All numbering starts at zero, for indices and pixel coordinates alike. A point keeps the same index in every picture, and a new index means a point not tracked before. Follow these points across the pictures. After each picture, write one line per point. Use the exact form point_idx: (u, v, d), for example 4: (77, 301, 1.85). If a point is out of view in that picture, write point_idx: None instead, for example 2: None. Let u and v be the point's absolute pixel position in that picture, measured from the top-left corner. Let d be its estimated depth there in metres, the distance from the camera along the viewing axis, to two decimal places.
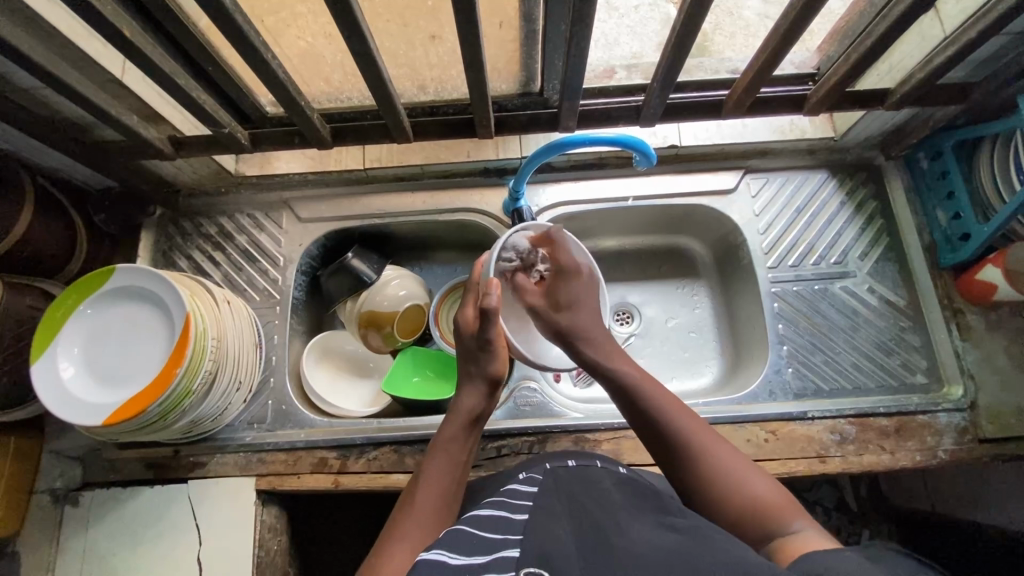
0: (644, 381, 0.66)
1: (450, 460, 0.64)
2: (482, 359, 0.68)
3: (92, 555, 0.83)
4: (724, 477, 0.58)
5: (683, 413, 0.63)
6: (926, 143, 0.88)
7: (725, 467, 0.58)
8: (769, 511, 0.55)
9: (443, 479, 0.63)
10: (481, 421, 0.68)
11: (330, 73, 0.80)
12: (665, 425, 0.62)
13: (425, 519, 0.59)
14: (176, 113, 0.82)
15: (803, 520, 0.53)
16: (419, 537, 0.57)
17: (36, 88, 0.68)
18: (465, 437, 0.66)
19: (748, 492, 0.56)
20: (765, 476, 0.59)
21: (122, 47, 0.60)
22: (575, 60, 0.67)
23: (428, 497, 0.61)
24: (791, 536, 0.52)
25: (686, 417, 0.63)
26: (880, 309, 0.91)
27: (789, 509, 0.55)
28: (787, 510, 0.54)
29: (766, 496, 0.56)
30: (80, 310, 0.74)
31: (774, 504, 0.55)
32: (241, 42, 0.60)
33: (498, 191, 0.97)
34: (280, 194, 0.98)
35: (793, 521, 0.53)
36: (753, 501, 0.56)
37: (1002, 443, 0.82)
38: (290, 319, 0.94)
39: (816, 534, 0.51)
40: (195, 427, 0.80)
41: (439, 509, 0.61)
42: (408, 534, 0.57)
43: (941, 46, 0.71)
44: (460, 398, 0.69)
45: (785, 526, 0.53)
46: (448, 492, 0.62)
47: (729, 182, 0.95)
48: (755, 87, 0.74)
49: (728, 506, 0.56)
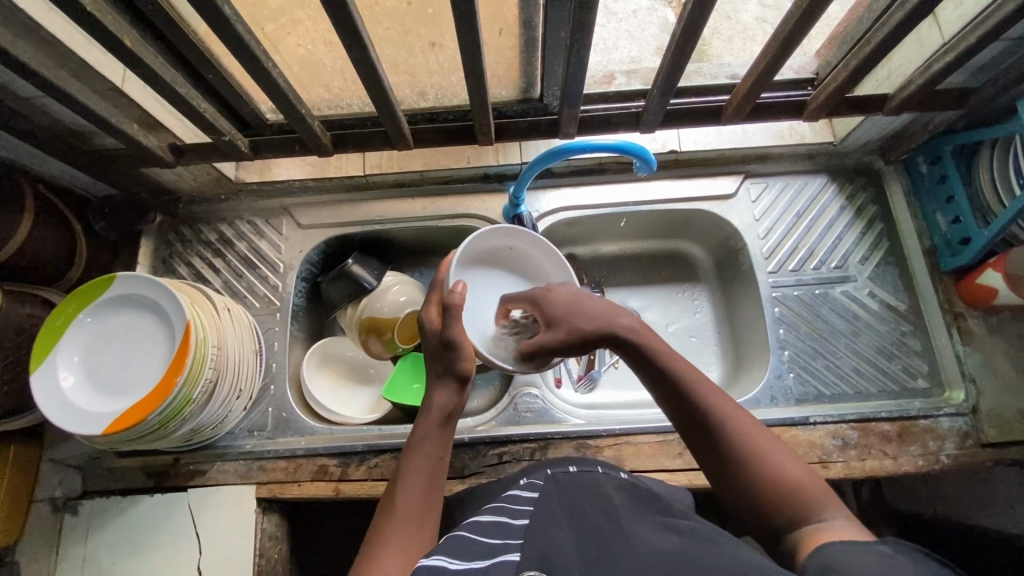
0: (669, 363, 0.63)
1: (425, 461, 0.62)
2: (448, 359, 0.66)
3: (90, 564, 0.83)
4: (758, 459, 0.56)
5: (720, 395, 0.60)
6: (926, 147, 0.88)
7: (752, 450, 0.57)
8: (801, 500, 0.53)
9: (419, 480, 0.61)
10: (455, 417, 0.66)
11: (330, 80, 0.80)
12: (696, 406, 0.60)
13: (407, 525, 0.58)
14: (177, 121, 0.82)
15: (833, 504, 0.53)
16: (404, 547, 0.56)
17: (36, 97, 0.68)
18: (440, 437, 0.64)
19: (781, 479, 0.55)
20: (801, 463, 0.57)
21: (122, 56, 0.60)
22: (575, 67, 0.67)
23: (409, 503, 0.59)
24: (826, 528, 0.51)
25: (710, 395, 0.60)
26: (881, 314, 0.91)
27: (826, 499, 0.53)
28: (820, 499, 0.53)
29: (802, 484, 0.54)
30: (80, 318, 0.74)
31: (807, 492, 0.54)
32: (242, 51, 0.60)
33: (497, 196, 0.97)
34: (280, 201, 0.98)
35: (826, 512, 0.52)
36: (787, 490, 0.54)
37: (1004, 448, 0.82)
38: (290, 325, 0.94)
39: (849, 528, 0.50)
40: (196, 435, 0.80)
41: (421, 511, 0.60)
42: (393, 544, 0.56)
43: (940, 52, 0.71)
44: (431, 396, 0.66)
45: (822, 515, 0.52)
46: (429, 493, 0.61)
47: (729, 187, 0.95)
48: (756, 92, 0.74)
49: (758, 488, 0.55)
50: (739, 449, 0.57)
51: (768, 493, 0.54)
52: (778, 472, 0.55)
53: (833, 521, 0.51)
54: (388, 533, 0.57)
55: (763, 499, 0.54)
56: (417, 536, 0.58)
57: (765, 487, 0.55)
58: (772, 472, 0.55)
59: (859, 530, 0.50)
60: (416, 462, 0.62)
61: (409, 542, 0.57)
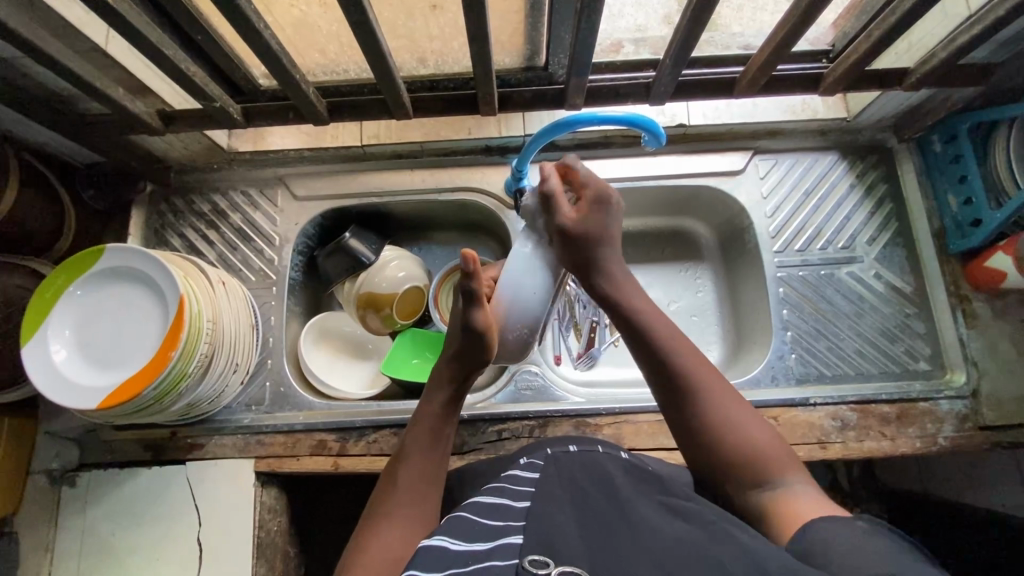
0: (679, 344, 0.63)
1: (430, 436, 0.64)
2: (478, 348, 0.64)
3: (89, 535, 0.83)
4: (735, 429, 0.58)
5: (693, 351, 0.63)
6: (941, 124, 0.85)
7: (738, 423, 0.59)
8: (768, 467, 0.56)
9: (427, 452, 0.63)
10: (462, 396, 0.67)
11: (325, 44, 0.76)
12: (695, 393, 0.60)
13: (411, 499, 0.59)
14: (165, 84, 0.78)
15: (797, 474, 0.56)
16: (412, 509, 0.58)
17: (15, 57, 0.64)
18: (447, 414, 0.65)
19: (748, 445, 0.58)
20: (768, 429, 0.60)
21: (105, 14, 0.56)
22: (585, 32, 0.64)
23: (411, 474, 0.61)
24: (789, 497, 0.54)
25: (711, 381, 0.61)
26: (886, 296, 0.90)
27: (789, 468, 0.56)
28: (785, 464, 0.56)
29: (765, 456, 0.57)
30: (70, 290, 0.72)
31: (772, 458, 0.57)
32: (233, 12, 0.57)
33: (500, 170, 0.94)
34: (275, 171, 0.95)
35: (788, 479, 0.56)
36: (754, 454, 0.57)
37: (1001, 431, 0.82)
38: (287, 300, 0.92)
39: (810, 496, 0.54)
40: (192, 409, 0.79)
41: (420, 482, 0.61)
42: (396, 511, 0.58)
43: (965, 25, 0.68)
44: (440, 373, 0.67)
45: (782, 481, 0.55)
46: (440, 468, 0.63)
47: (737, 163, 0.93)
48: (772, 64, 0.71)
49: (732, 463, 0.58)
50: (720, 419, 0.59)
51: (737, 458, 0.57)
52: (742, 433, 0.58)
53: (797, 488, 0.55)
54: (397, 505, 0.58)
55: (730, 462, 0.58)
56: (424, 515, 0.58)
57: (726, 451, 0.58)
58: (746, 442, 0.58)
59: (821, 498, 0.54)
60: (415, 440, 0.63)
61: (411, 509, 0.58)
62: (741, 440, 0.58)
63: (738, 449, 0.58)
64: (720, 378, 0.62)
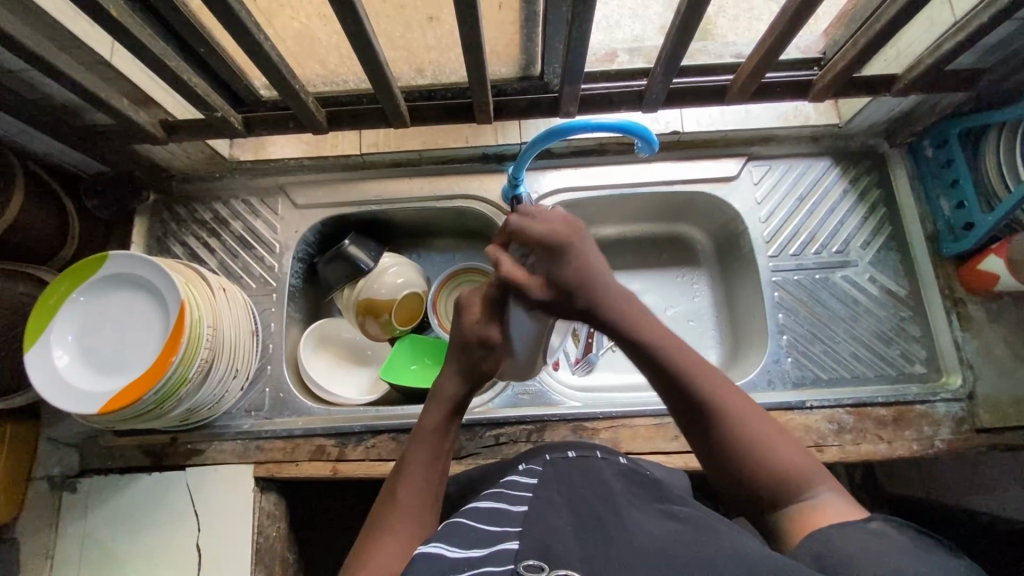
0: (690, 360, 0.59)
1: (431, 451, 0.62)
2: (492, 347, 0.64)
3: (89, 542, 0.83)
4: (764, 448, 0.55)
5: (710, 367, 0.59)
6: (933, 129, 0.87)
7: (762, 438, 0.56)
8: (797, 479, 0.54)
9: (429, 468, 0.61)
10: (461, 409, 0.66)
11: (325, 55, 0.78)
12: (715, 411, 0.57)
13: (409, 517, 0.58)
14: (168, 96, 0.79)
15: (821, 483, 0.54)
16: (412, 527, 0.57)
17: (22, 69, 0.66)
18: (447, 428, 0.64)
19: (775, 460, 0.55)
20: (791, 439, 0.57)
21: (110, 26, 0.58)
22: (577, 42, 0.65)
23: (412, 491, 0.59)
24: (823, 508, 0.52)
25: (730, 396, 0.58)
26: (881, 299, 0.90)
27: (813, 478, 0.54)
28: (813, 476, 0.54)
29: (794, 468, 0.55)
30: (74, 297, 0.73)
31: (798, 471, 0.55)
32: (233, 24, 0.59)
33: (497, 177, 0.95)
34: (276, 179, 0.96)
35: (816, 490, 0.53)
36: (782, 468, 0.54)
37: (998, 433, 0.82)
38: (287, 306, 0.93)
39: (840, 504, 0.52)
40: (193, 415, 0.80)
41: (421, 501, 0.59)
42: (394, 530, 0.56)
43: (950, 32, 0.69)
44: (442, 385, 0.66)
45: (809, 493, 0.53)
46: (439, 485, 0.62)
47: (731, 169, 0.94)
48: (761, 72, 0.72)
49: (764, 477, 0.55)
50: (746, 439, 0.56)
51: (773, 474, 0.54)
52: (776, 456, 0.55)
53: (823, 498, 0.53)
54: (395, 517, 0.58)
55: (759, 489, 0.55)
56: (421, 527, 0.58)
57: (761, 476, 0.55)
58: (773, 458, 0.55)
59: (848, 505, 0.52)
60: (418, 455, 0.62)
61: (409, 527, 0.57)
62: (766, 454, 0.55)
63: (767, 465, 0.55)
64: (728, 385, 0.59)
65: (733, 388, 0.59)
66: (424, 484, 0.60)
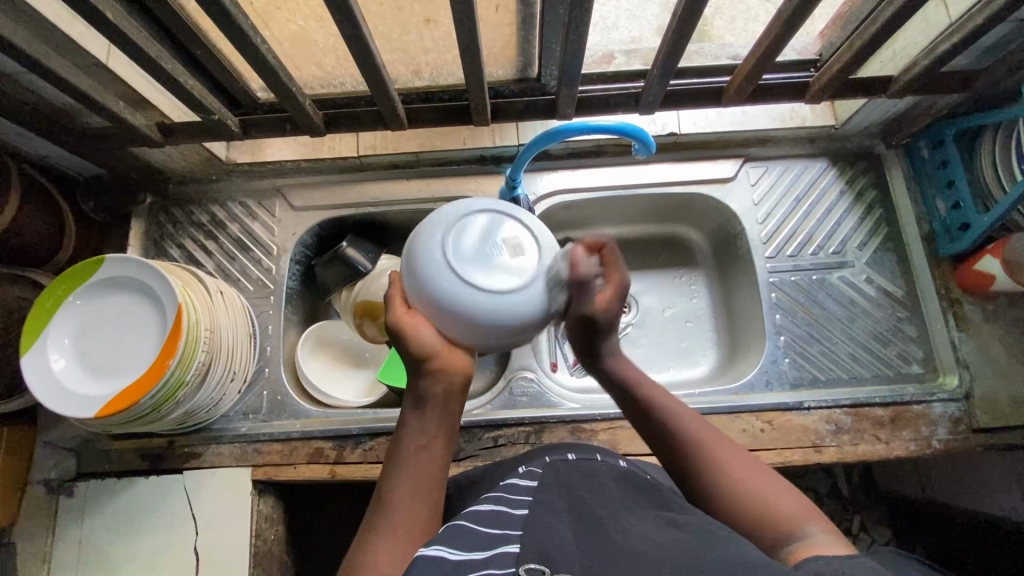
0: (673, 411, 0.63)
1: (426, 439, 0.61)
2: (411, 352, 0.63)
3: (86, 546, 0.83)
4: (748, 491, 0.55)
5: (694, 415, 0.62)
6: (928, 130, 0.87)
7: (746, 483, 0.55)
8: (784, 522, 0.51)
9: (426, 457, 0.60)
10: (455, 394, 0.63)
11: (322, 57, 0.77)
12: (699, 454, 0.59)
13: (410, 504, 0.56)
14: (164, 98, 0.79)
15: (814, 523, 0.51)
16: (413, 515, 0.56)
17: (18, 72, 0.66)
18: (440, 415, 0.62)
19: (762, 504, 0.54)
20: (789, 487, 0.55)
21: (105, 29, 0.58)
22: (574, 45, 0.66)
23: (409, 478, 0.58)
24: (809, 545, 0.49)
25: (715, 444, 0.59)
26: (878, 300, 0.90)
27: (805, 518, 0.51)
28: (804, 517, 0.51)
29: (784, 508, 0.53)
30: (70, 300, 0.73)
31: (788, 514, 0.52)
32: (230, 27, 0.59)
33: (495, 179, 0.96)
34: (273, 181, 0.96)
35: (807, 529, 0.50)
36: (768, 511, 0.53)
37: (995, 433, 0.83)
38: (285, 309, 0.93)
39: (830, 541, 0.49)
40: (190, 418, 0.79)
41: (420, 488, 0.58)
42: (394, 525, 0.54)
43: (945, 34, 0.69)
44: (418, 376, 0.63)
45: (801, 532, 0.50)
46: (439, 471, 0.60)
47: (728, 171, 0.94)
48: (757, 75, 0.73)
49: (750, 520, 0.53)
50: (727, 481, 0.56)
51: (757, 516, 0.53)
52: (763, 496, 0.54)
53: (815, 536, 0.50)
54: (394, 506, 0.56)
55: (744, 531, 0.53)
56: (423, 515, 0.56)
57: (748, 519, 0.53)
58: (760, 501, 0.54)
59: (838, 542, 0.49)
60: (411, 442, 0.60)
61: (410, 515, 0.56)
62: (753, 496, 0.54)
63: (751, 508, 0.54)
64: (717, 436, 0.60)
65: (720, 436, 0.60)
66: (423, 471, 0.59)
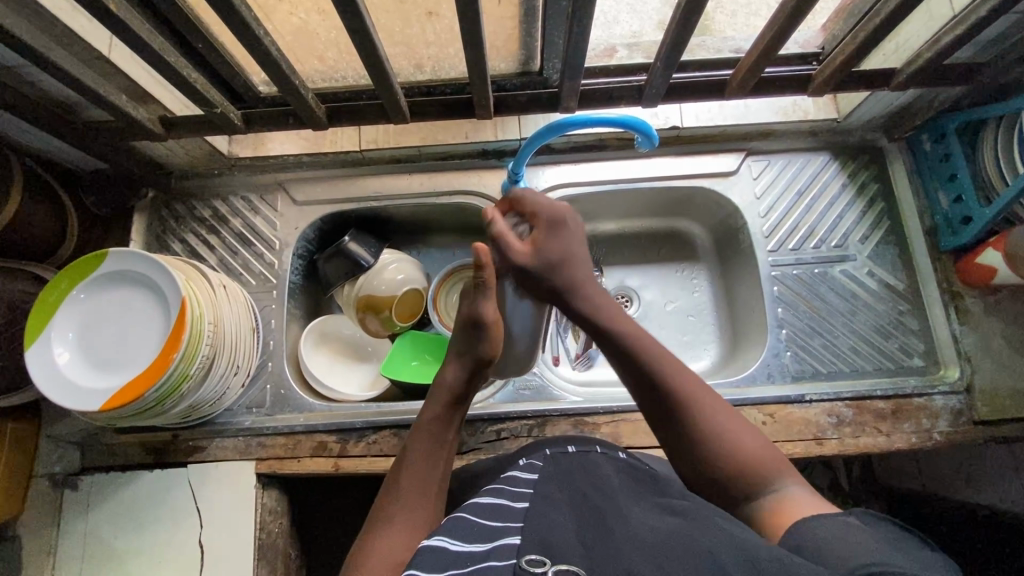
0: (660, 361, 0.63)
1: (434, 441, 0.63)
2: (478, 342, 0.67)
3: (91, 539, 0.83)
4: (732, 440, 0.58)
5: (678, 366, 0.64)
6: (930, 124, 0.87)
7: (729, 430, 0.59)
8: (762, 470, 0.57)
9: (432, 459, 0.62)
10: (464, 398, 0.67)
11: (324, 50, 0.77)
12: (684, 404, 0.60)
13: (413, 505, 0.58)
14: (166, 92, 0.79)
15: (788, 476, 0.57)
16: (416, 515, 0.57)
17: (20, 65, 0.65)
18: (449, 418, 0.65)
19: (743, 453, 0.58)
20: (757, 431, 0.60)
21: (109, 22, 0.58)
22: (577, 38, 0.66)
23: (415, 478, 0.60)
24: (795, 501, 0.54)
25: (699, 393, 0.61)
26: (880, 293, 0.91)
27: (780, 471, 0.57)
28: (778, 471, 0.57)
29: (762, 458, 0.58)
30: (73, 294, 0.73)
31: (766, 464, 0.57)
32: (232, 20, 0.58)
33: (497, 173, 0.96)
34: (275, 176, 0.96)
35: (784, 483, 0.56)
36: (750, 462, 0.57)
37: (995, 425, 0.83)
38: (287, 303, 0.93)
39: (807, 496, 0.54)
40: (194, 412, 0.80)
41: (424, 488, 0.60)
42: (397, 521, 0.57)
43: (947, 27, 0.69)
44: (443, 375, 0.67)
45: (778, 485, 0.56)
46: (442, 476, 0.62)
47: (730, 164, 0.94)
48: (759, 68, 0.73)
49: (732, 470, 0.57)
50: (712, 427, 0.59)
51: (739, 469, 0.57)
52: (738, 441, 0.59)
53: (790, 489, 0.55)
54: (396, 507, 0.58)
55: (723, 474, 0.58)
56: (426, 513, 0.58)
57: (732, 466, 0.57)
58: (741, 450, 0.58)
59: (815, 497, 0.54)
60: (420, 446, 0.63)
61: (413, 513, 0.57)
62: (737, 448, 0.58)
63: (734, 456, 0.58)
64: (696, 382, 0.63)
65: (704, 385, 0.63)
66: (428, 472, 0.61)
